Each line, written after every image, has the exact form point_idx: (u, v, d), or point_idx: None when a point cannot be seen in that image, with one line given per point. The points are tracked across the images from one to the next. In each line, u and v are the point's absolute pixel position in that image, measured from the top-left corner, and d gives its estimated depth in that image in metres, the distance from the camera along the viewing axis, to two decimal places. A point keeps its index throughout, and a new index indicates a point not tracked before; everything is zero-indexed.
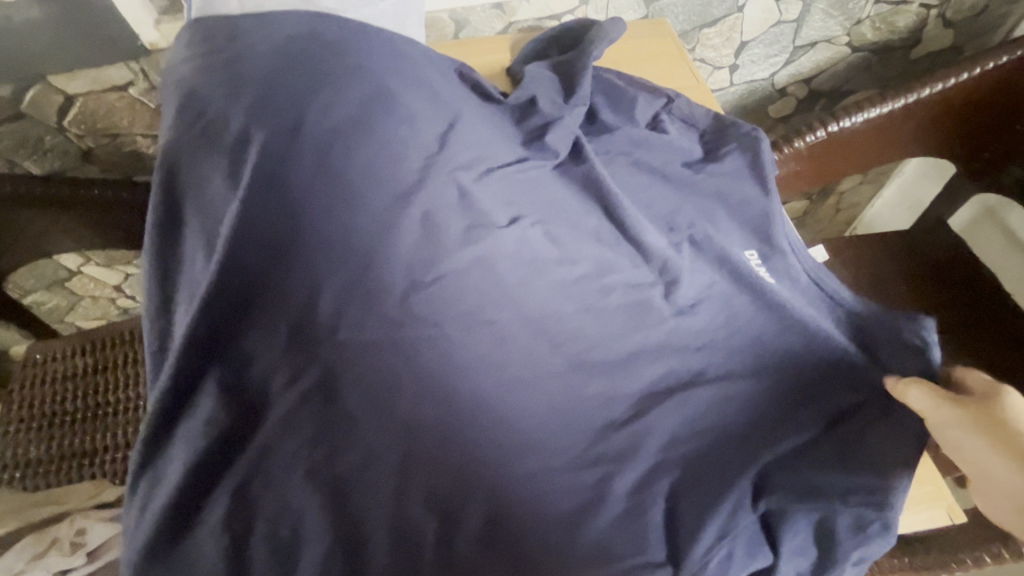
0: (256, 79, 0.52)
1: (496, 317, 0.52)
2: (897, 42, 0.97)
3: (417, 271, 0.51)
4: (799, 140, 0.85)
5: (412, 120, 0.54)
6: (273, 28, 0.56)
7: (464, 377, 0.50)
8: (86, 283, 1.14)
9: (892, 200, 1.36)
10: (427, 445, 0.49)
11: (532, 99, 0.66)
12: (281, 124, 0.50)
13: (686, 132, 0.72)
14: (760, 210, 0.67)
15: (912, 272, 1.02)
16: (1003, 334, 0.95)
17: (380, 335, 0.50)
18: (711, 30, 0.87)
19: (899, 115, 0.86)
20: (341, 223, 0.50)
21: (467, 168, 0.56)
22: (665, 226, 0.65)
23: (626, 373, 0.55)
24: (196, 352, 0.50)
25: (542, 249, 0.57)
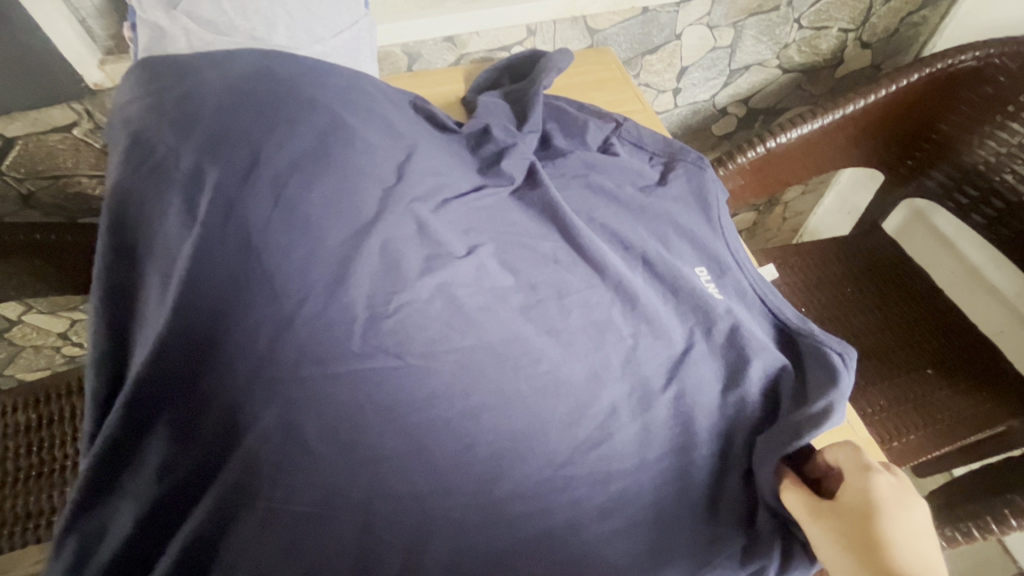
0: (208, 117, 0.52)
1: (461, 344, 0.52)
2: (822, 63, 1.05)
3: (380, 302, 0.51)
4: (741, 156, 0.90)
5: (368, 154, 0.55)
6: (226, 67, 0.56)
7: (429, 409, 0.49)
8: (28, 332, 1.08)
9: (832, 208, 1.44)
10: (393, 480, 0.47)
11: (486, 128, 0.68)
12: (236, 162, 0.50)
13: (636, 155, 0.76)
14: (709, 231, 0.72)
15: (854, 274, 1.08)
16: (942, 328, 1.01)
17: (342, 370, 0.48)
18: (653, 57, 0.92)
19: (829, 129, 0.93)
20: (298, 258, 0.49)
21: (424, 200, 0.57)
22: (621, 246, 0.68)
23: (595, 391, 0.56)
24: (142, 405, 0.47)
25: (500, 277, 0.58)
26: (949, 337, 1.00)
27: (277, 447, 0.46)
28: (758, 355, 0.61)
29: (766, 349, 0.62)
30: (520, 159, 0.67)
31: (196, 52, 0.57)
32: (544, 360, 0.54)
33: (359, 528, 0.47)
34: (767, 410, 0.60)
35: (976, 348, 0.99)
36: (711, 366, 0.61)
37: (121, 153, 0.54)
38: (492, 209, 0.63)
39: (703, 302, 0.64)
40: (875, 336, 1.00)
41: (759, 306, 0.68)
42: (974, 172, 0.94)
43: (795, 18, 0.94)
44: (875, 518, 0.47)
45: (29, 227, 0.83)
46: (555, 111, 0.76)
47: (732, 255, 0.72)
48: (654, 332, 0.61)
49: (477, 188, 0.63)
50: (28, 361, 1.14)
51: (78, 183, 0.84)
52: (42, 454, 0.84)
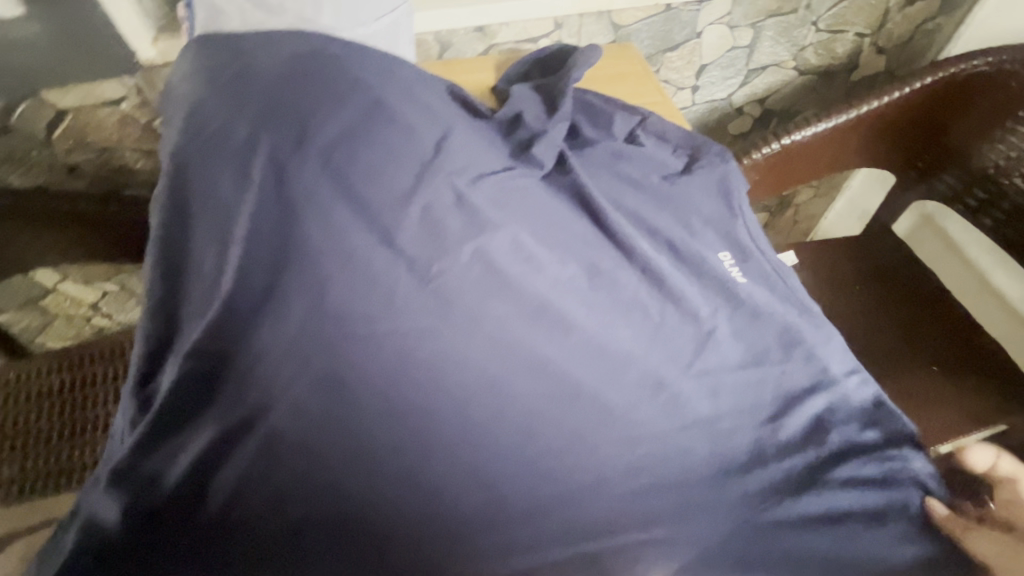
0: (265, 88, 0.56)
1: (498, 308, 0.55)
2: (838, 67, 1.07)
3: (417, 263, 0.54)
4: (756, 152, 0.93)
5: (410, 129, 0.59)
6: (278, 45, 0.60)
7: (464, 368, 0.52)
8: (63, 302, 1.12)
9: (843, 212, 1.47)
10: (431, 432, 0.49)
11: (519, 115, 0.72)
12: (288, 133, 0.54)
13: (661, 147, 0.78)
14: (728, 219, 0.76)
15: (864, 274, 1.10)
16: (951, 330, 1.03)
17: (385, 327, 0.51)
18: (674, 54, 0.95)
19: (843, 129, 0.95)
20: (341, 223, 0.53)
21: (461, 175, 0.60)
22: (647, 232, 0.71)
23: (623, 361, 0.58)
24: (203, 356, 0.50)
25: (534, 250, 0.61)
26: (960, 339, 1.02)
27: (324, 395, 0.48)
28: (771, 334, 0.66)
29: (781, 331, 0.67)
30: (551, 146, 0.71)
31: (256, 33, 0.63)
32: (575, 331, 0.57)
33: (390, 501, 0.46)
34: (782, 379, 0.63)
35: (986, 350, 1.01)
36: (730, 341, 0.65)
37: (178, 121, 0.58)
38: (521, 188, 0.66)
39: (721, 284, 0.69)
40: (885, 334, 1.03)
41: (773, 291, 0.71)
42: (984, 175, 0.96)
43: (812, 20, 0.97)
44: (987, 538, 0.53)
45: (74, 197, 0.87)
46: (582, 104, 0.79)
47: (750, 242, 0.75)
48: (677, 311, 0.65)
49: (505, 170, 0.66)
50: (59, 331, 1.18)
51: (121, 157, 0.89)
52: (73, 412, 0.88)
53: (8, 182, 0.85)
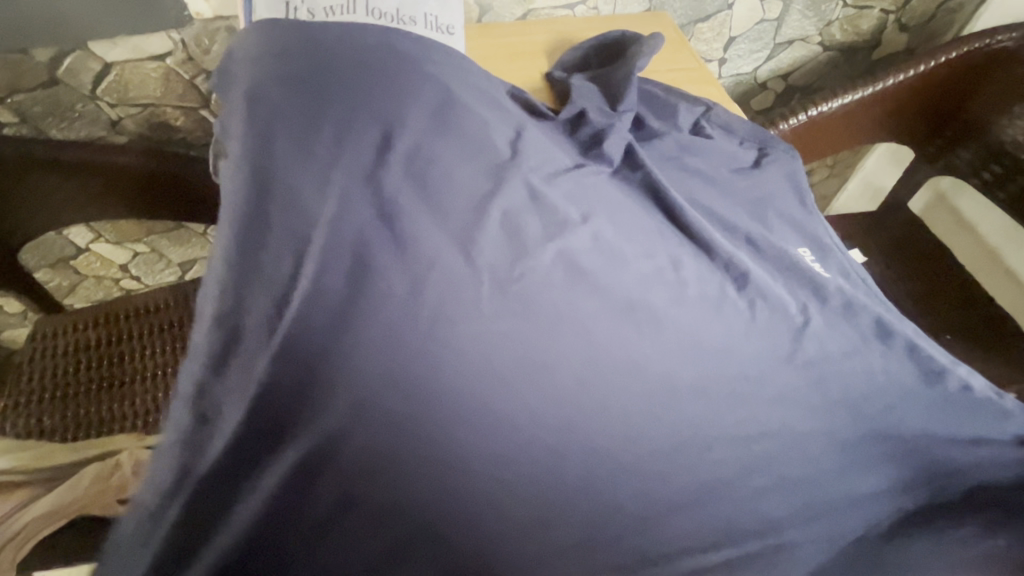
0: (340, 89, 0.57)
1: (581, 317, 0.53)
2: (861, 44, 1.10)
3: (496, 268, 0.54)
4: (784, 124, 0.96)
5: (484, 125, 0.60)
6: (351, 35, 0.60)
7: (560, 371, 0.51)
8: (92, 262, 1.14)
9: (856, 192, 1.50)
10: (521, 445, 0.48)
11: (582, 112, 0.68)
12: (371, 138, 0.56)
13: (728, 140, 0.72)
14: (806, 216, 0.68)
15: (878, 248, 1.14)
16: (966, 304, 1.07)
17: (487, 325, 0.51)
18: (705, 25, 0.97)
19: (868, 101, 0.97)
20: (436, 226, 0.54)
21: (538, 171, 0.60)
22: (722, 227, 0.64)
23: (713, 358, 0.56)
24: (286, 364, 0.44)
25: (615, 245, 0.58)
26: (973, 312, 1.06)
27: (419, 403, 0.46)
28: (863, 325, 0.61)
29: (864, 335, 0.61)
30: (618, 139, 0.66)
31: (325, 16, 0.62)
32: (642, 344, 0.54)
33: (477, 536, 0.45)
34: (857, 391, 0.58)
35: (997, 322, 1.05)
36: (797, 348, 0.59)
37: (242, 107, 0.57)
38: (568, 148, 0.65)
39: (808, 288, 0.62)
40: (902, 306, 1.06)
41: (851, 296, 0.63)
42: (1002, 151, 0.99)
43: None
44: None
45: (113, 149, 0.88)
46: (644, 95, 0.74)
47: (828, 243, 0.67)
48: (763, 309, 0.60)
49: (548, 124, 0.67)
50: (88, 292, 1.20)
51: (163, 113, 0.90)
52: (105, 364, 0.83)
53: (51, 135, 0.87)
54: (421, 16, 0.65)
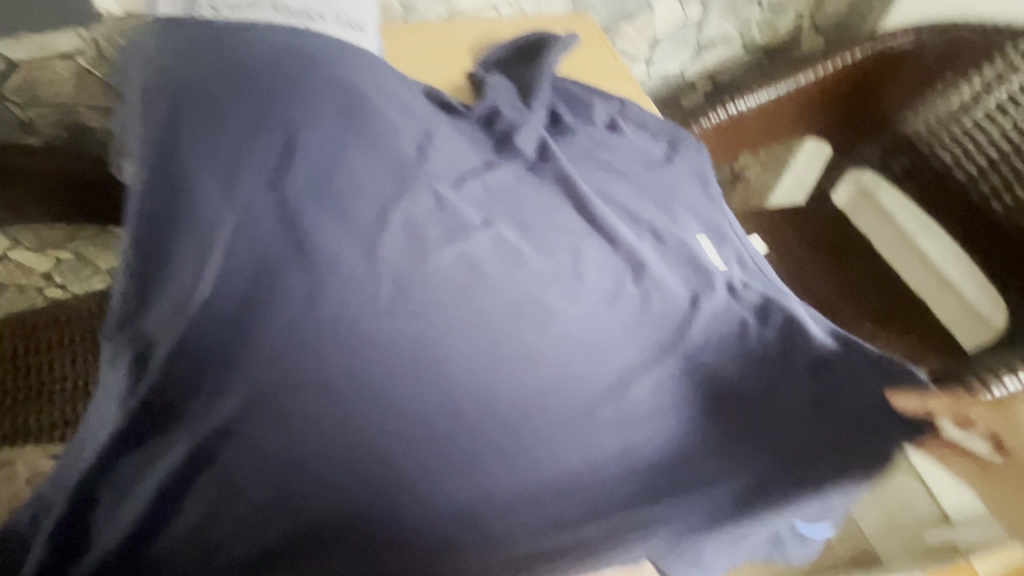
0: (246, 87, 0.57)
1: (481, 312, 0.54)
2: (780, 45, 1.15)
3: (392, 267, 0.55)
4: (705, 118, 0.99)
5: (394, 131, 0.61)
6: (259, 38, 0.60)
7: (452, 368, 0.51)
8: (12, 272, 1.08)
9: (790, 188, 1.56)
10: (410, 441, 0.48)
11: (494, 108, 0.69)
12: (273, 145, 0.56)
13: (641, 135, 0.74)
14: (712, 208, 0.70)
15: (807, 240, 1.18)
16: (884, 291, 1.12)
17: (375, 330, 0.52)
18: (629, 26, 1.00)
19: (785, 98, 1.01)
20: (337, 235, 0.55)
21: (444, 177, 0.62)
22: (629, 219, 0.65)
23: (610, 351, 0.54)
24: (185, 359, 0.49)
25: (518, 246, 0.60)
26: (888, 296, 1.12)
27: (307, 398, 0.48)
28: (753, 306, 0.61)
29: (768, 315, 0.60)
30: (531, 133, 0.68)
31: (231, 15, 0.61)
32: (545, 332, 0.54)
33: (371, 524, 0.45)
34: (774, 371, 0.56)
35: (910, 304, 1.11)
36: (702, 331, 0.58)
37: (141, 107, 0.56)
38: (480, 142, 0.67)
39: (715, 271, 0.62)
40: (825, 292, 1.11)
41: (749, 278, 0.63)
42: (907, 141, 1.04)
43: None
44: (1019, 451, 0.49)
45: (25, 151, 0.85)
46: (560, 90, 0.75)
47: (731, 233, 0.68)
48: (666, 295, 0.59)
49: (461, 118, 0.68)
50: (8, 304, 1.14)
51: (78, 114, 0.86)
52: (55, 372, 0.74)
53: None
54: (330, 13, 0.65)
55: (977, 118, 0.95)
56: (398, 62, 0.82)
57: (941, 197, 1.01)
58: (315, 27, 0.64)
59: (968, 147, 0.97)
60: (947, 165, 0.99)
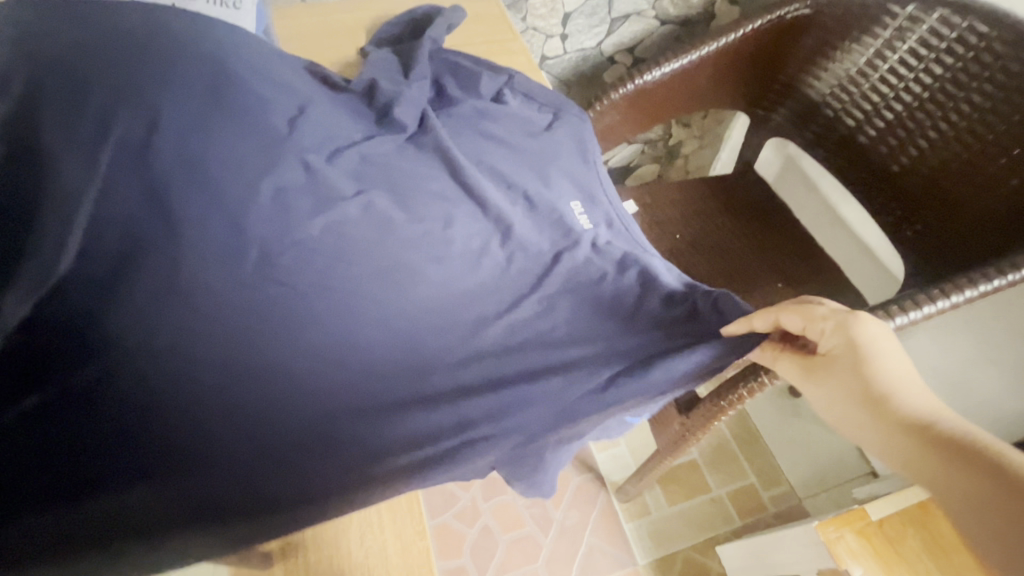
0: (100, 57, 0.57)
1: (345, 277, 0.59)
2: (696, 16, 1.16)
3: (259, 239, 0.59)
4: (614, 93, 1.01)
5: (263, 106, 0.62)
6: (121, 14, 0.59)
7: (313, 324, 0.55)
8: None
9: (727, 160, 1.59)
10: (267, 384, 0.51)
11: (372, 82, 0.70)
12: (136, 119, 0.57)
13: (526, 106, 0.76)
14: (588, 171, 0.73)
15: (727, 208, 1.21)
16: (798, 254, 1.16)
17: (234, 293, 0.55)
18: (537, 2, 1.01)
19: (694, 67, 1.02)
20: (204, 206, 0.57)
21: (317, 151, 0.64)
22: (503, 184, 0.69)
23: (465, 304, 0.59)
24: (43, 320, 0.51)
25: (389, 214, 0.63)
26: (803, 259, 1.15)
27: (167, 349, 0.52)
28: (613, 258, 0.63)
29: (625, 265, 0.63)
30: (411, 106, 0.70)
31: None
32: (407, 292, 0.59)
33: (226, 457, 0.47)
34: (625, 315, 0.59)
35: (824, 267, 1.14)
36: (562, 286, 0.61)
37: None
38: (360, 116, 0.69)
39: (580, 231, 0.65)
40: (741, 258, 1.14)
41: (617, 236, 0.67)
42: (813, 108, 1.05)
43: None
44: (865, 362, 0.51)
45: None
46: (447, 62, 0.75)
47: (606, 197, 0.71)
48: (524, 254, 0.64)
49: (342, 93, 0.70)
50: None
51: None
52: None
53: None
54: None
55: (875, 81, 0.96)
56: (291, 38, 0.82)
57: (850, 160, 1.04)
58: (182, 4, 0.63)
59: (868, 110, 0.98)
60: (852, 129, 1.01)
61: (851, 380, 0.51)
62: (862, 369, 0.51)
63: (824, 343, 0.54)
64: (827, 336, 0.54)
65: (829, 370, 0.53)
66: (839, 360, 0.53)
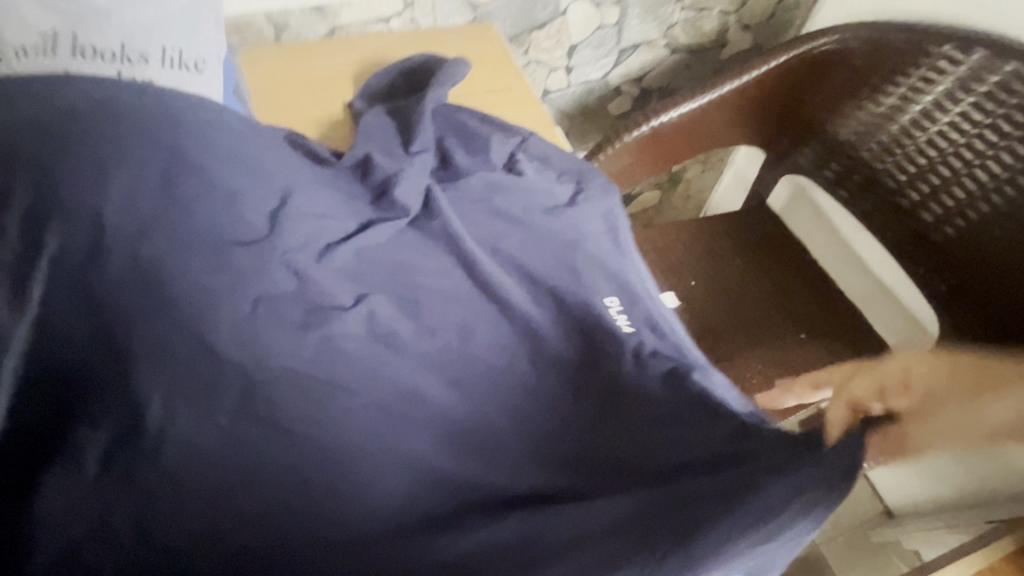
0: (28, 162, 0.46)
1: (357, 414, 0.49)
2: (707, 44, 1.08)
3: (245, 374, 0.48)
4: (627, 136, 0.93)
5: (234, 203, 0.50)
6: (51, 94, 0.48)
7: (320, 461, 0.47)
8: None
9: (730, 185, 1.52)
10: (258, 529, 0.44)
11: (367, 156, 0.60)
12: (77, 227, 0.46)
13: (543, 173, 0.66)
14: (621, 256, 0.64)
15: (743, 249, 1.14)
16: (819, 301, 1.09)
17: (224, 431, 0.47)
18: (540, 34, 0.91)
19: (709, 108, 0.95)
20: (169, 328, 0.47)
21: (303, 250, 0.53)
22: (526, 277, 0.60)
23: (494, 434, 0.50)
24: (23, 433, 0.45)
25: (397, 325, 0.55)
26: (821, 306, 1.09)
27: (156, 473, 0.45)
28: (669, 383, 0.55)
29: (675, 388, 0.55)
30: (414, 183, 0.60)
31: (16, 63, 0.49)
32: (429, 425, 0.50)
33: None
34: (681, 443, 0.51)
35: (842, 314, 1.08)
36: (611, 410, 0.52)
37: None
38: (353, 197, 0.58)
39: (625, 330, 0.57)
40: (757, 306, 1.07)
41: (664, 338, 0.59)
42: (841, 148, 0.97)
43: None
44: (993, 372, 0.45)
45: None
46: (452, 124, 0.66)
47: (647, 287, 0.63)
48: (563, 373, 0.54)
49: (330, 168, 0.59)
50: None
51: None
52: None
53: None
54: (155, 54, 0.54)
55: (908, 122, 0.90)
56: (264, 89, 0.71)
57: (881, 202, 0.96)
58: (134, 74, 0.53)
59: (901, 152, 0.92)
60: (889, 171, 0.94)
61: (982, 396, 0.43)
62: (988, 369, 0.45)
63: (920, 379, 0.45)
64: (944, 391, 0.44)
65: (950, 392, 0.44)
66: (964, 383, 0.44)
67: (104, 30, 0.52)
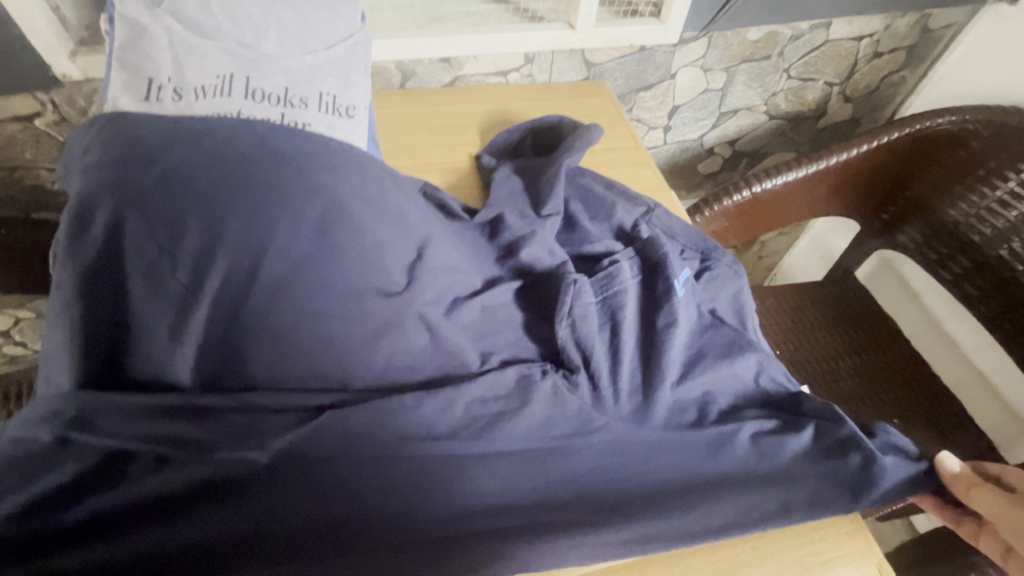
0: (196, 202, 0.45)
1: (478, 486, 0.48)
2: (807, 113, 1.07)
3: (381, 420, 0.48)
4: (726, 199, 0.91)
5: (381, 249, 0.50)
6: (225, 134, 0.48)
7: (456, 494, 0.48)
8: None
9: (807, 250, 1.46)
10: (419, 488, 0.47)
11: (499, 214, 0.63)
12: (241, 260, 0.46)
13: (669, 244, 0.66)
14: (745, 338, 0.61)
15: (832, 321, 1.10)
16: (919, 386, 1.02)
17: (372, 431, 0.47)
18: (647, 94, 0.92)
19: (814, 178, 0.94)
20: (328, 359, 0.49)
21: (434, 304, 0.54)
22: (647, 351, 0.58)
23: (609, 511, 0.49)
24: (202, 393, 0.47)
25: (509, 394, 0.53)
26: (916, 387, 1.02)
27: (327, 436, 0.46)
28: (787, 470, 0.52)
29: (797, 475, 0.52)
30: (540, 247, 0.62)
31: (194, 100, 0.53)
32: (548, 492, 0.49)
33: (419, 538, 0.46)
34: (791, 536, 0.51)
35: (945, 402, 1.01)
36: (739, 484, 0.51)
37: (62, 232, 0.44)
38: (479, 252, 0.61)
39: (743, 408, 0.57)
40: (846, 385, 1.01)
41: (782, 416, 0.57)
42: (952, 231, 0.96)
43: (784, 68, 0.96)
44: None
45: None
46: (577, 186, 0.68)
47: (779, 371, 0.61)
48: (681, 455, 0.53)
49: (461, 222, 0.61)
50: None
51: (36, 177, 0.77)
52: None
53: None
54: (314, 100, 0.57)
55: None
56: (392, 132, 0.75)
57: (995, 289, 0.91)
58: (296, 118, 0.55)
59: (1018, 241, 0.87)
60: (1004, 260, 0.90)
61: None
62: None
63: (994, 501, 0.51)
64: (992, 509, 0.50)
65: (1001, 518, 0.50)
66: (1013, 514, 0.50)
67: (274, 75, 0.56)
